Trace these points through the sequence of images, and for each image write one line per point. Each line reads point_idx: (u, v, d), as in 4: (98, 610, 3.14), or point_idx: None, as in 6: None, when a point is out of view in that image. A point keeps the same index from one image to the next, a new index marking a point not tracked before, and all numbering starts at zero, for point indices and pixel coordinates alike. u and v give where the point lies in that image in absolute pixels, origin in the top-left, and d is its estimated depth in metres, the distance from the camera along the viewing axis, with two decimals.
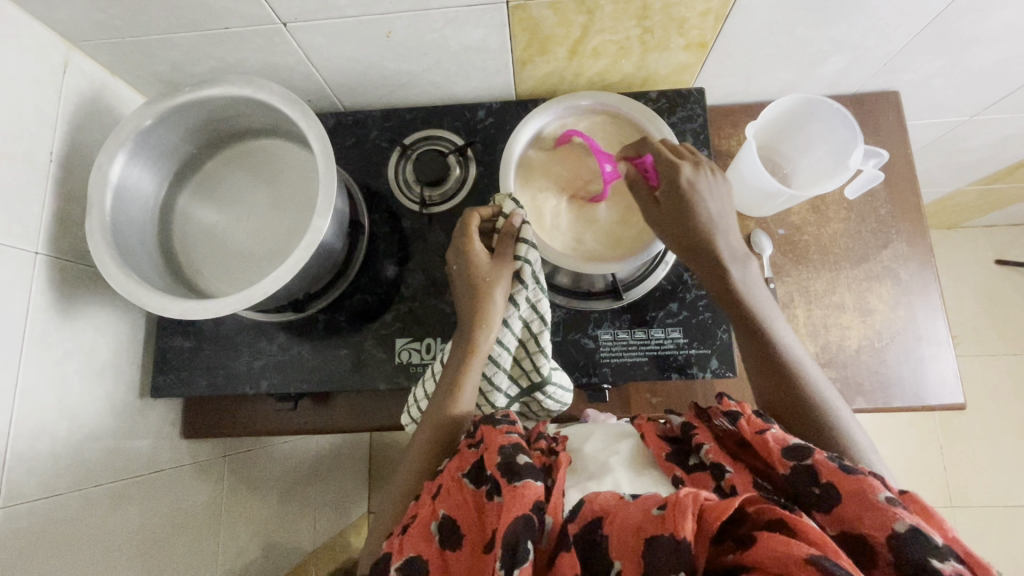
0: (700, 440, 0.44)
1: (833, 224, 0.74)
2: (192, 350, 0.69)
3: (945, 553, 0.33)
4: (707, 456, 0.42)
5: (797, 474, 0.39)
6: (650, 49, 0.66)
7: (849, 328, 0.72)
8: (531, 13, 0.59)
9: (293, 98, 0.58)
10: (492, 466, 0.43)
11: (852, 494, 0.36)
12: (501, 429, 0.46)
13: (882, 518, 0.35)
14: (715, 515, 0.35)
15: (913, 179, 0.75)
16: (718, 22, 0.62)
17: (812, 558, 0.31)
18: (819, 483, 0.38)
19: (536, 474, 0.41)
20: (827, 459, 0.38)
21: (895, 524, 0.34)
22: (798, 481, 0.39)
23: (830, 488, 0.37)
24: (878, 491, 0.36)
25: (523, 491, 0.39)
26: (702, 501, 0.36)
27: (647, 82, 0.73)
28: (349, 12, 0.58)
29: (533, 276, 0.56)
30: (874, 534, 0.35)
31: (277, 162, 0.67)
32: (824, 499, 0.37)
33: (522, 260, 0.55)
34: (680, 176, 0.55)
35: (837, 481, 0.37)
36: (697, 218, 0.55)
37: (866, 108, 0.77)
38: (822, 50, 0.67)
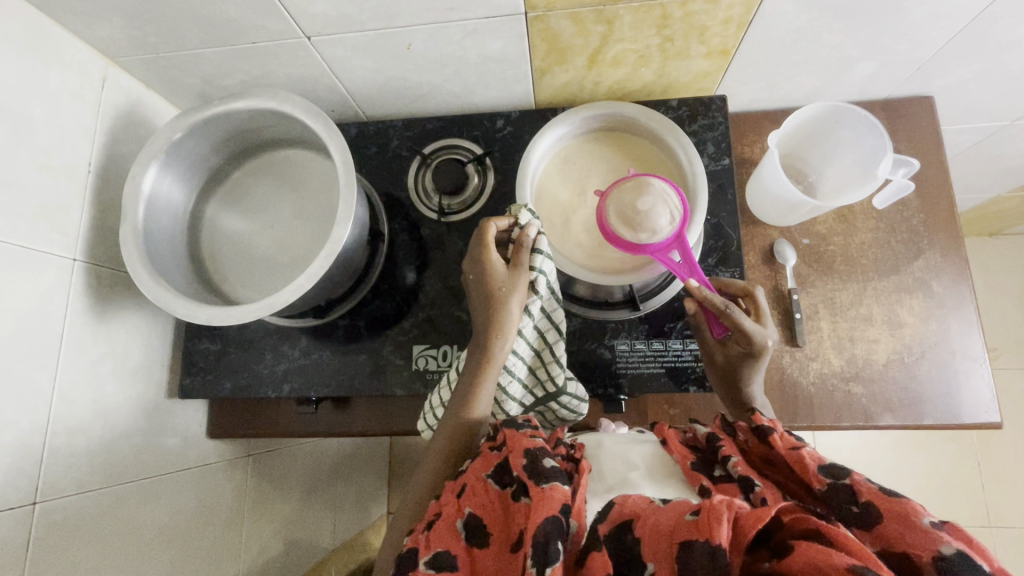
0: (726, 452, 0.43)
1: (861, 233, 0.72)
2: (218, 354, 0.71)
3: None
4: (735, 468, 0.41)
5: (835, 492, 0.37)
6: (670, 57, 0.66)
7: (877, 342, 0.69)
8: (549, 24, 0.60)
9: (316, 110, 0.60)
10: (517, 468, 0.43)
11: (894, 514, 0.34)
12: (525, 433, 0.46)
13: (927, 540, 0.32)
14: (752, 521, 0.33)
15: (947, 188, 0.72)
16: (741, 30, 0.61)
17: (855, 567, 0.29)
18: (857, 502, 0.36)
19: (562, 478, 0.41)
20: (865, 480, 0.36)
21: (940, 546, 0.32)
22: (835, 500, 0.37)
23: (869, 507, 0.35)
24: (921, 514, 0.34)
25: (551, 493, 0.39)
26: (738, 508, 0.34)
27: (668, 89, 0.72)
28: (370, 25, 0.59)
29: (548, 285, 0.57)
30: (918, 554, 0.33)
31: (302, 171, 0.69)
32: (863, 519, 0.35)
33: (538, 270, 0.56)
34: (751, 353, 0.56)
35: (877, 501, 0.35)
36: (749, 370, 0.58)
37: (897, 114, 0.75)
38: (849, 56, 0.65)
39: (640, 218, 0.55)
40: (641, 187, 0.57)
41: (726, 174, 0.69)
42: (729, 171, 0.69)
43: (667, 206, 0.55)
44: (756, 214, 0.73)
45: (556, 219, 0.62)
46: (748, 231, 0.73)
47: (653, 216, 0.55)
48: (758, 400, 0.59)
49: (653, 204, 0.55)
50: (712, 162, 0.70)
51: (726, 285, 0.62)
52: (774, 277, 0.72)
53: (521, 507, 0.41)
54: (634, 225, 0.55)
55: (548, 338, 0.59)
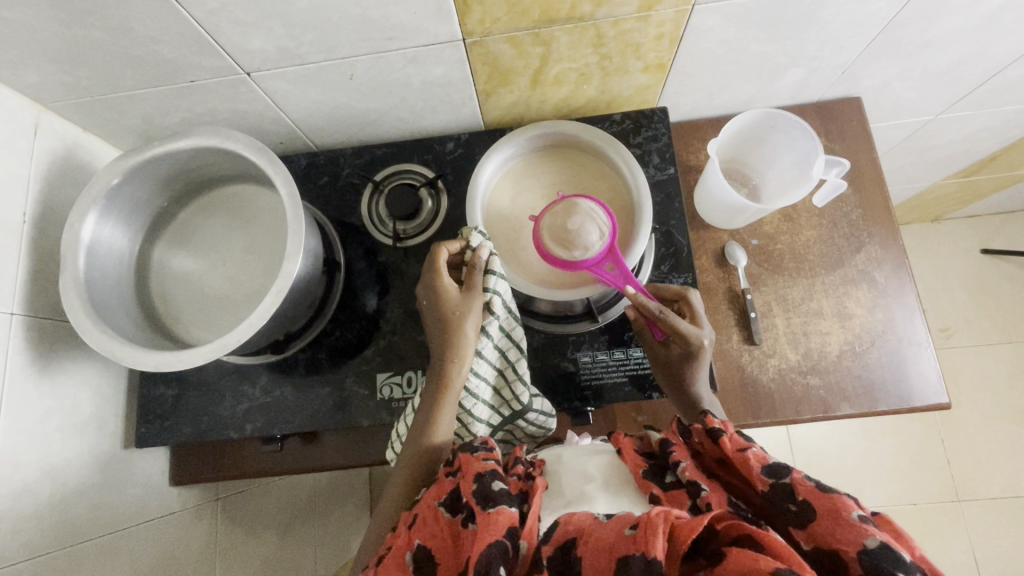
0: (677, 458, 0.44)
1: (805, 231, 0.75)
2: (176, 398, 0.69)
3: (912, 569, 0.32)
4: (683, 473, 0.42)
5: (776, 490, 0.39)
6: (610, 73, 0.68)
7: (829, 334, 0.72)
8: (488, 48, 0.61)
9: (259, 145, 0.59)
10: (468, 494, 0.43)
11: (827, 511, 0.36)
12: (478, 456, 0.46)
13: (854, 534, 0.34)
14: (687, 533, 0.33)
15: (881, 183, 0.76)
16: (673, 45, 0.63)
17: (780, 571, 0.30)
18: (795, 501, 0.37)
19: (509, 501, 0.41)
20: (804, 478, 0.38)
21: (866, 540, 0.34)
22: (776, 499, 0.38)
23: (806, 505, 0.37)
24: (851, 509, 0.35)
25: (497, 518, 0.39)
26: (674, 519, 0.35)
27: (611, 104, 0.74)
28: (310, 58, 0.59)
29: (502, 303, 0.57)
30: (845, 550, 0.34)
31: (251, 207, 0.68)
32: (799, 517, 0.37)
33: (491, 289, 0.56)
34: (688, 352, 0.58)
35: (813, 499, 0.37)
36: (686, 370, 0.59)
37: (829, 115, 0.78)
38: (779, 64, 0.69)
39: (571, 238, 0.57)
40: (570, 209, 0.58)
41: (672, 182, 0.71)
42: (675, 180, 0.72)
43: (596, 224, 0.57)
44: (704, 219, 0.76)
45: (507, 238, 0.63)
46: (699, 236, 0.75)
47: (582, 235, 0.56)
48: (707, 400, 0.60)
49: (582, 223, 0.57)
50: (658, 171, 0.72)
51: (660, 290, 0.63)
52: (727, 279, 0.74)
53: (470, 534, 0.41)
54: (568, 245, 0.57)
55: (509, 357, 0.59)
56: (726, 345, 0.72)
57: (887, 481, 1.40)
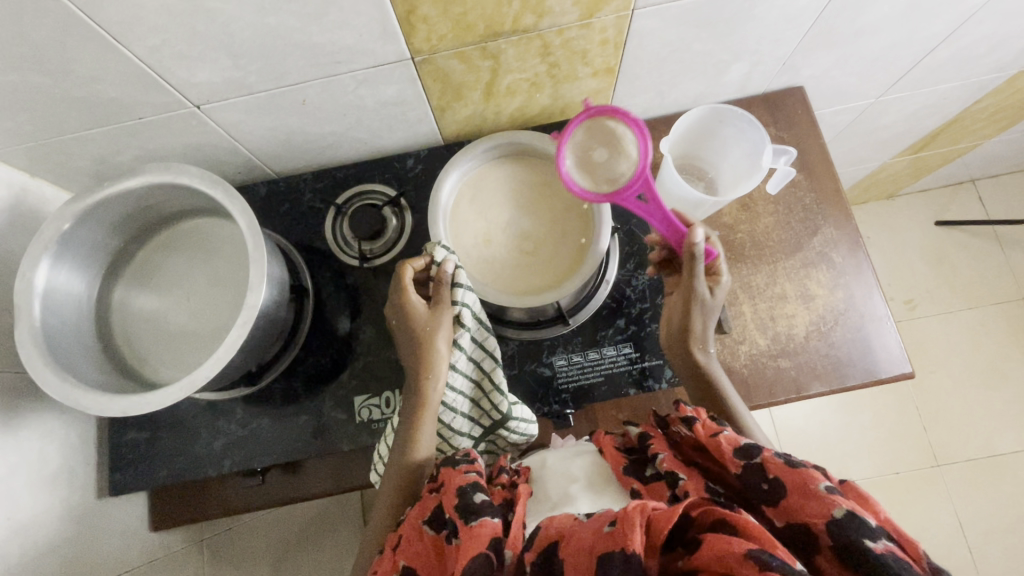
0: (655, 450, 0.46)
1: (763, 218, 0.77)
2: (149, 441, 0.68)
3: (876, 533, 0.34)
4: (662, 465, 0.44)
5: (750, 471, 0.41)
6: (560, 81, 0.69)
7: (795, 316, 0.74)
8: (438, 65, 0.62)
9: (214, 178, 0.58)
10: (450, 509, 0.43)
11: (796, 486, 0.38)
12: (459, 470, 0.46)
13: (823, 505, 0.36)
14: (664, 522, 0.35)
15: (829, 166, 0.78)
16: (619, 49, 0.65)
17: (751, 551, 0.31)
18: (767, 479, 0.39)
19: (493, 511, 0.42)
20: (773, 456, 0.40)
21: (833, 509, 0.36)
22: (750, 479, 0.40)
23: (777, 482, 0.39)
24: (818, 481, 0.37)
25: (479, 529, 0.40)
26: (651, 510, 0.36)
27: (565, 110, 0.75)
28: (260, 87, 0.59)
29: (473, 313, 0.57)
30: (815, 521, 0.36)
31: (212, 240, 0.67)
32: (772, 494, 0.39)
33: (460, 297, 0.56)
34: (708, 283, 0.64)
35: (783, 475, 0.39)
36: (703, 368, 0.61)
37: (775, 105, 0.81)
38: (722, 60, 0.71)
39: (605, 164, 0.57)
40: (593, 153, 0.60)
41: None
42: (632, 180, 0.73)
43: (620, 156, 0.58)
44: None
45: (473, 250, 0.63)
46: None
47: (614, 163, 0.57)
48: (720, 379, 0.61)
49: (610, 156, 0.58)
50: None
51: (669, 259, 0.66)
52: None
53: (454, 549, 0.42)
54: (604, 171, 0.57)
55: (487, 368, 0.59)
56: None
57: (868, 453, 1.45)
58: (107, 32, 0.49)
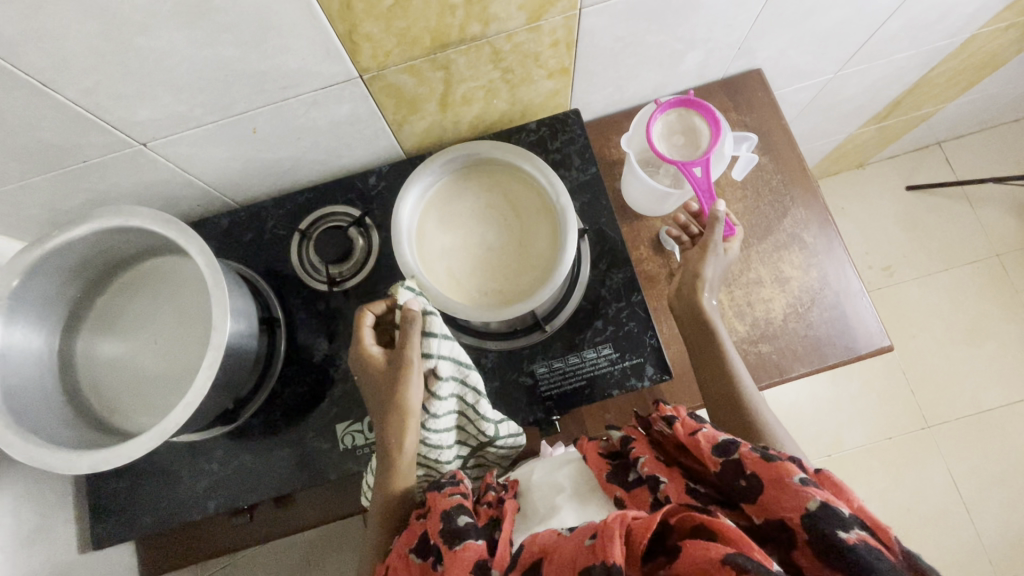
0: (637, 453, 0.45)
1: (732, 205, 0.77)
2: (129, 490, 0.66)
3: (850, 524, 0.35)
4: (643, 468, 0.43)
5: (727, 467, 0.41)
6: (516, 85, 0.68)
7: (772, 300, 0.74)
8: (388, 80, 0.60)
9: (167, 217, 0.57)
10: (435, 535, 0.43)
11: (772, 480, 0.39)
12: (443, 493, 0.46)
13: (798, 500, 0.37)
14: (643, 531, 0.34)
15: (793, 147, 0.79)
16: (570, 49, 0.64)
17: (728, 556, 0.31)
18: (744, 475, 0.40)
19: (477, 533, 0.42)
20: (750, 451, 0.41)
21: (807, 503, 0.37)
22: (727, 476, 0.41)
23: (754, 477, 0.40)
24: (793, 475, 0.38)
25: (463, 553, 0.39)
26: (630, 520, 0.35)
27: (525, 113, 0.74)
28: (207, 119, 0.58)
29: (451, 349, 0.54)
30: (791, 515, 0.37)
31: (175, 278, 0.65)
32: (750, 490, 0.40)
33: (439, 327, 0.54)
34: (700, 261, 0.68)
35: (760, 471, 0.39)
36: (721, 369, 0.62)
37: (735, 90, 0.81)
38: (677, 50, 0.70)
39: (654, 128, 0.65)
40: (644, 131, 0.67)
41: (596, 181, 0.72)
42: (598, 178, 0.73)
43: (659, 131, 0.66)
44: (634, 210, 0.77)
45: (440, 267, 0.62)
46: (633, 227, 0.77)
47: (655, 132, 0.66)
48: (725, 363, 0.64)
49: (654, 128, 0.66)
50: (581, 173, 0.73)
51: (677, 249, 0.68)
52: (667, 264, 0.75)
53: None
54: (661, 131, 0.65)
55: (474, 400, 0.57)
56: None
57: (861, 422, 1.46)
58: (35, 78, 0.47)
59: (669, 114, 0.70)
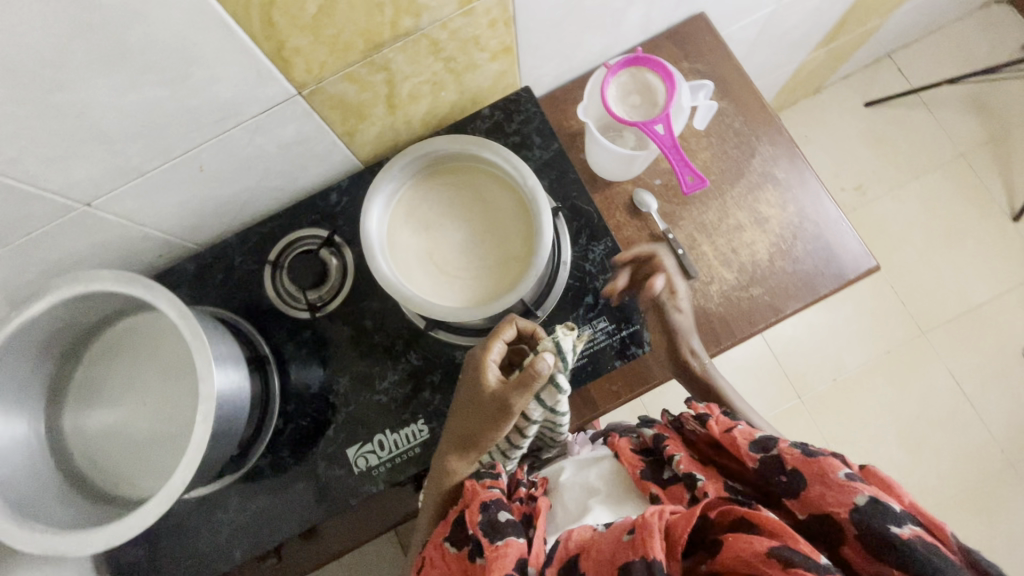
0: (672, 452, 0.51)
1: (699, 155, 0.76)
2: (150, 555, 0.65)
3: (902, 519, 0.39)
4: (681, 466, 0.48)
5: (769, 465, 0.46)
6: (461, 73, 0.66)
7: (755, 243, 0.74)
8: (330, 92, 0.58)
9: (128, 276, 0.54)
10: (472, 525, 0.46)
11: (815, 475, 0.43)
12: (482, 485, 0.49)
13: (844, 495, 0.41)
14: (682, 525, 0.37)
15: (749, 85, 0.78)
16: (509, 27, 0.62)
17: (774, 550, 0.35)
18: (786, 471, 0.45)
19: (517, 531, 0.44)
20: (791, 448, 0.46)
21: (855, 499, 0.41)
22: (771, 472, 0.46)
23: (796, 474, 0.44)
24: (838, 470, 0.43)
25: (505, 549, 0.42)
26: (669, 515, 0.38)
27: (476, 101, 0.72)
28: (148, 166, 0.55)
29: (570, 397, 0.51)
30: (838, 510, 0.41)
31: (151, 335, 0.63)
32: (793, 486, 0.44)
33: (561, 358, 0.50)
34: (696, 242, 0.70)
35: (801, 466, 0.44)
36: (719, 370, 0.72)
37: (682, 38, 0.79)
38: (617, 9, 0.69)
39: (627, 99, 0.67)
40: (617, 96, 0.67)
41: (560, 156, 0.71)
42: (562, 153, 0.71)
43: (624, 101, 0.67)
44: (603, 177, 0.75)
45: (420, 272, 0.60)
46: (606, 196, 0.75)
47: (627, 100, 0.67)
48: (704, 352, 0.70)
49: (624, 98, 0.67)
50: (543, 151, 0.72)
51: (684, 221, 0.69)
52: (645, 227, 0.75)
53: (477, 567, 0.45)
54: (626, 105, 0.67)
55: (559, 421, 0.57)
56: None
57: (859, 341, 1.49)
58: None
59: (621, 76, 0.68)
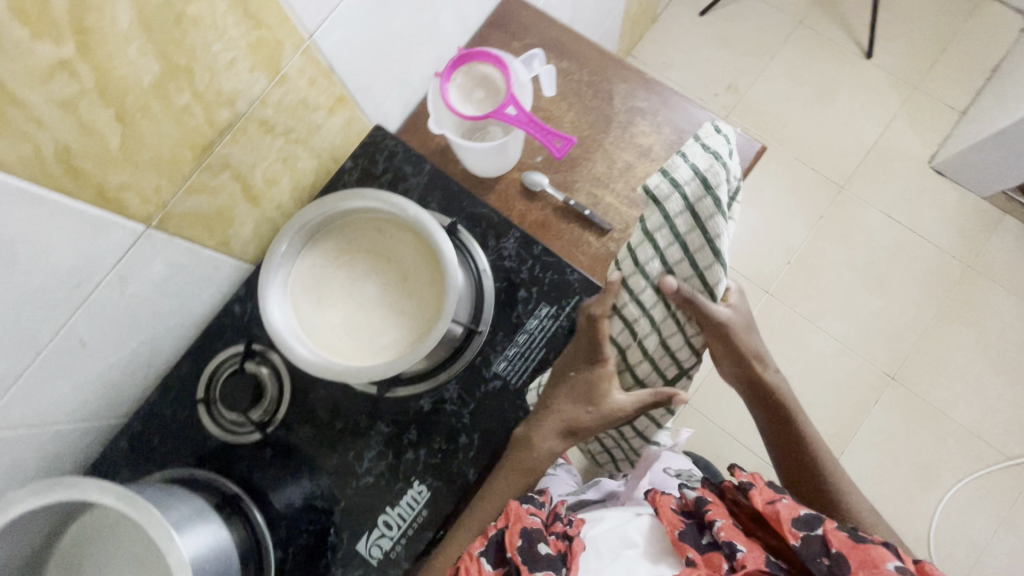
0: (714, 518, 0.54)
1: (564, 118, 0.78)
2: None
3: None
4: (721, 533, 0.53)
5: (812, 541, 0.52)
6: (305, 138, 0.64)
7: (650, 174, 0.75)
8: (181, 212, 0.56)
9: (41, 485, 0.49)
10: (512, 548, 0.52)
11: (861, 563, 0.49)
12: (524, 512, 0.56)
13: None
14: None
15: (579, 38, 0.80)
16: (330, 77, 0.62)
17: None
18: (830, 552, 0.51)
19: (551, 566, 0.51)
20: (837, 533, 0.52)
21: None
22: (813, 547, 0.52)
23: (840, 556, 0.50)
24: (888, 562, 0.49)
25: None
26: None
27: (335, 157, 0.71)
28: (20, 366, 0.50)
29: (699, 200, 0.53)
30: None
31: (101, 532, 0.57)
32: (834, 567, 0.50)
33: (689, 164, 0.54)
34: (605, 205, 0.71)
35: (845, 551, 0.50)
36: (808, 418, 0.72)
37: (502, 22, 0.82)
38: (424, 20, 0.70)
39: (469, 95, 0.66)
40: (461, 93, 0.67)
41: (436, 175, 0.70)
42: (437, 170, 0.70)
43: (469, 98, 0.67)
44: (487, 175, 0.75)
45: (345, 341, 0.58)
46: (498, 191, 0.75)
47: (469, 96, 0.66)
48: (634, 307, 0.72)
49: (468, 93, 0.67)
50: (419, 175, 0.71)
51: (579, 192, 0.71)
52: (545, 203, 0.75)
53: None
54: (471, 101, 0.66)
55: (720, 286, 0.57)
56: (591, 250, 0.72)
57: (789, 220, 1.60)
58: None
59: (456, 78, 0.67)
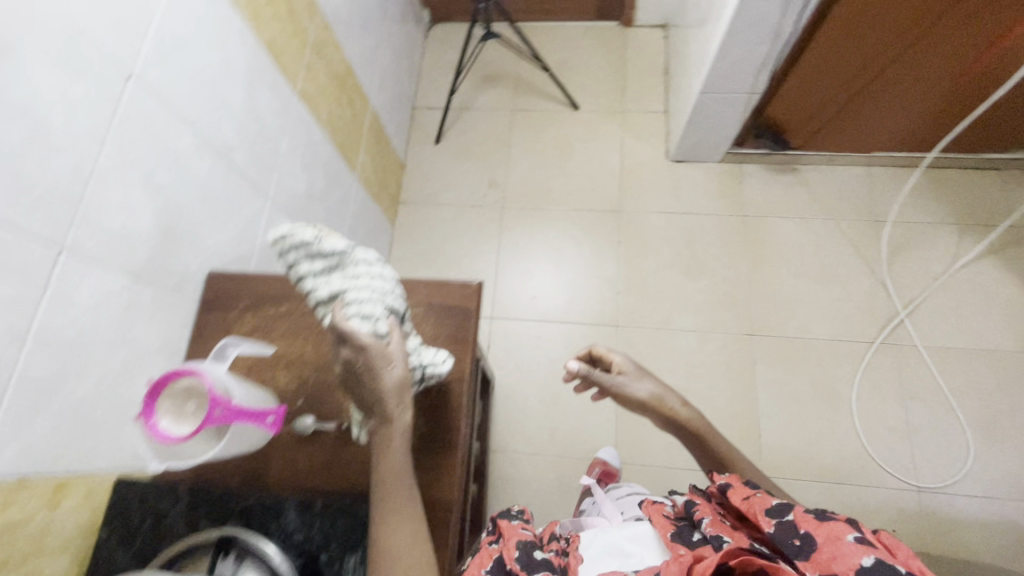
0: (702, 517, 0.69)
1: (305, 352, 0.81)
2: None
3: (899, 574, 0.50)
4: (707, 528, 0.66)
5: (783, 528, 0.61)
6: (34, 553, 0.62)
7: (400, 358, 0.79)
8: None
9: None
10: (511, 557, 0.65)
11: (825, 538, 0.56)
12: (514, 528, 0.71)
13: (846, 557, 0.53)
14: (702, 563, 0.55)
15: (286, 278, 0.87)
16: (25, 487, 0.60)
17: None
18: (800, 534, 0.59)
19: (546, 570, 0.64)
20: (806, 518, 0.60)
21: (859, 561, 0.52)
22: (785, 534, 0.60)
23: (807, 537, 0.58)
24: (847, 535, 0.55)
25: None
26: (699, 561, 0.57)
27: (89, 536, 0.68)
28: None
29: (390, 312, 0.66)
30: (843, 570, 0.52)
31: None
32: (803, 549, 0.57)
33: (329, 288, 0.67)
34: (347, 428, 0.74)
35: (811, 530, 0.58)
36: (720, 440, 0.95)
37: (213, 301, 0.87)
38: (115, 361, 0.72)
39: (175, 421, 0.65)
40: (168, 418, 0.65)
41: (197, 491, 0.70)
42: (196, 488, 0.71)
43: (178, 420, 0.65)
44: (256, 450, 0.75)
45: None
46: (274, 455, 0.75)
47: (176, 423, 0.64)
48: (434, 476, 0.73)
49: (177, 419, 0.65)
50: (180, 503, 0.70)
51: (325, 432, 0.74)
52: (323, 440, 0.75)
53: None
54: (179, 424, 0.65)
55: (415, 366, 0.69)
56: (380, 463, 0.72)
57: (599, 260, 1.78)
58: None
59: (159, 409, 0.65)
